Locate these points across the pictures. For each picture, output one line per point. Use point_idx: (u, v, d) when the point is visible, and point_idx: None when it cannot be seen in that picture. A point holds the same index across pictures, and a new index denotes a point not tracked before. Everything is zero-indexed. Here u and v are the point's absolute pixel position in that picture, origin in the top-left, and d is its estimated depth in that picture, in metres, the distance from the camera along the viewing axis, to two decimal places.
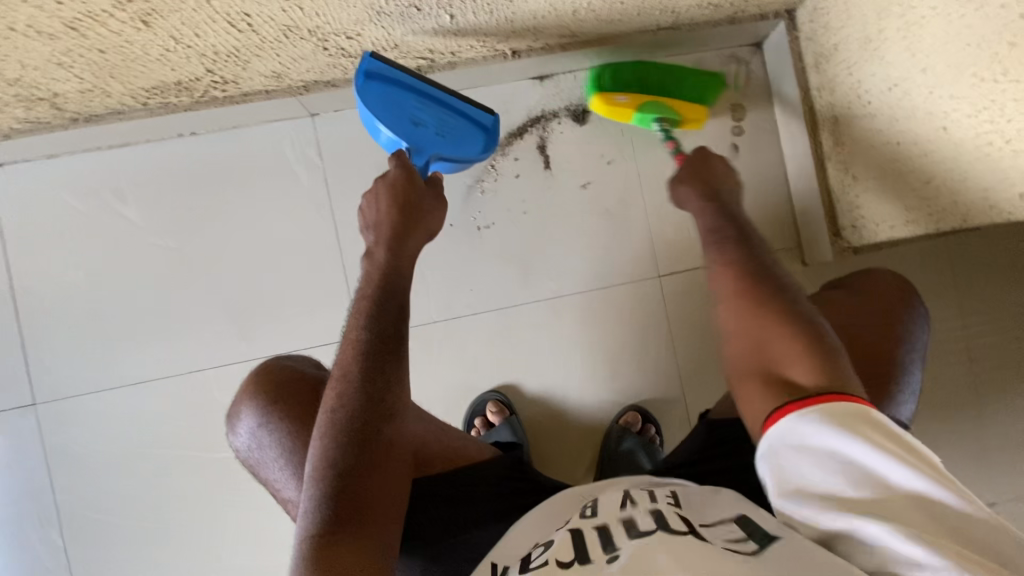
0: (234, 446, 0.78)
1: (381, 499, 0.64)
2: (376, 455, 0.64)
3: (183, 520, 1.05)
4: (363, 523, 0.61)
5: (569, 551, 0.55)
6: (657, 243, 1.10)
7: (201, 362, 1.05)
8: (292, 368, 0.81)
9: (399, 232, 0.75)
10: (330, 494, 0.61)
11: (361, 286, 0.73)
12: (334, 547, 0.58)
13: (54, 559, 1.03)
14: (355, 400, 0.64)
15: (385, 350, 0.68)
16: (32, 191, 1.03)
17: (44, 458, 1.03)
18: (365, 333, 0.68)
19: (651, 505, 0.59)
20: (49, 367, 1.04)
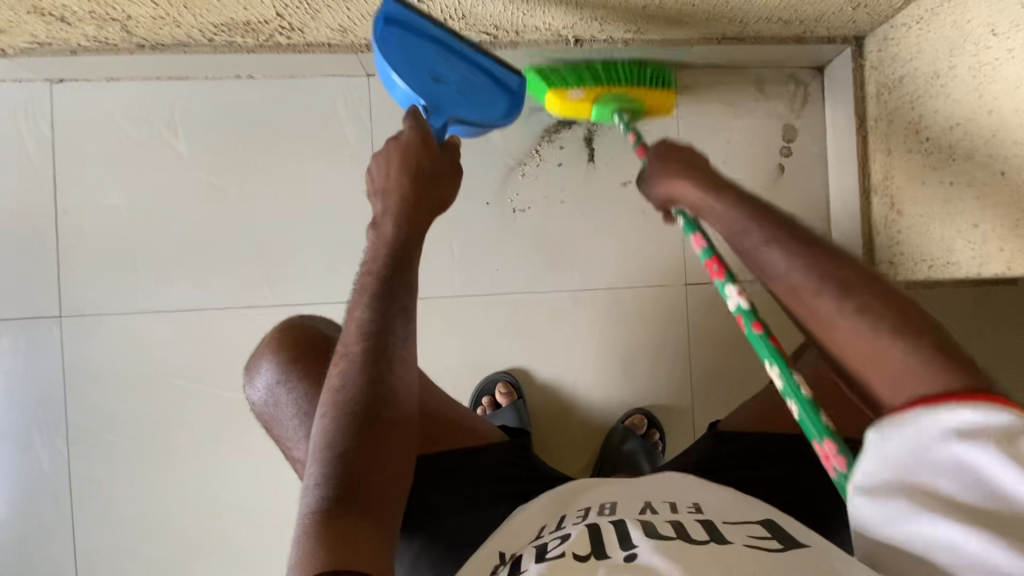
0: (250, 399, 0.80)
1: (384, 479, 0.62)
2: (379, 434, 0.63)
3: (183, 451, 1.06)
4: (368, 502, 0.59)
5: (584, 546, 0.52)
6: (689, 251, 1.09)
7: (225, 301, 1.07)
8: (311, 328, 0.82)
9: (412, 205, 0.73)
10: (335, 465, 0.59)
11: (367, 259, 0.72)
12: (338, 523, 0.56)
13: (57, 470, 1.05)
14: (359, 376, 0.64)
15: (391, 325, 0.67)
16: (88, 110, 1.06)
17: (61, 369, 1.06)
18: (370, 311, 0.67)
19: (669, 514, 0.57)
20: (79, 282, 1.06)
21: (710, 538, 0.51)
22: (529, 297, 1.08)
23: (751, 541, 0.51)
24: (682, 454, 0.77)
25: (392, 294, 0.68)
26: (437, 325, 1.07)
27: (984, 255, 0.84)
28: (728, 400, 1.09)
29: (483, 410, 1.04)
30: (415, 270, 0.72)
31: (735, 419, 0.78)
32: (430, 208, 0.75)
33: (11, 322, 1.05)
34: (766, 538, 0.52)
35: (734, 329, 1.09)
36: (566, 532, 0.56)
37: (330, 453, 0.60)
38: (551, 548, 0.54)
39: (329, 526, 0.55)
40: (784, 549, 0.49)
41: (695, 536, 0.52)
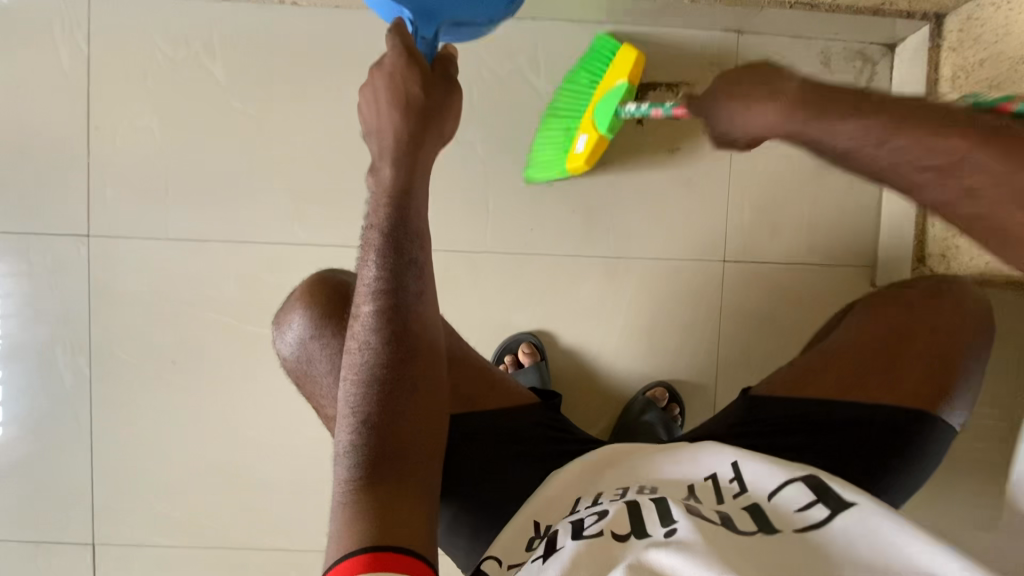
0: (279, 355, 0.79)
1: (416, 439, 0.62)
2: (403, 396, 0.62)
3: (202, 381, 1.07)
4: (402, 464, 0.59)
5: (624, 525, 0.51)
6: (730, 228, 1.06)
7: (253, 235, 1.05)
8: (334, 285, 0.79)
9: (412, 148, 0.65)
10: (363, 434, 0.59)
11: (370, 211, 0.67)
12: (374, 490, 0.56)
13: (78, 389, 1.06)
14: (377, 340, 0.63)
15: (405, 284, 0.65)
16: (126, 26, 1.02)
17: (87, 289, 1.05)
18: (379, 271, 0.65)
19: (716, 500, 0.56)
20: (108, 204, 1.05)
21: (758, 529, 0.50)
22: (561, 260, 1.05)
23: (801, 520, 0.51)
24: (711, 428, 0.75)
25: (401, 250, 0.66)
26: (467, 278, 1.05)
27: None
28: (753, 381, 1.07)
29: (505, 367, 1.04)
30: (424, 220, 0.68)
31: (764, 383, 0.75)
32: (434, 141, 0.66)
33: (37, 237, 1.04)
34: (811, 508, 0.52)
35: (768, 310, 1.07)
36: (603, 509, 0.55)
37: (358, 422, 0.60)
38: (588, 526, 0.52)
39: (366, 497, 0.55)
40: (829, 522, 0.49)
41: (741, 525, 0.51)
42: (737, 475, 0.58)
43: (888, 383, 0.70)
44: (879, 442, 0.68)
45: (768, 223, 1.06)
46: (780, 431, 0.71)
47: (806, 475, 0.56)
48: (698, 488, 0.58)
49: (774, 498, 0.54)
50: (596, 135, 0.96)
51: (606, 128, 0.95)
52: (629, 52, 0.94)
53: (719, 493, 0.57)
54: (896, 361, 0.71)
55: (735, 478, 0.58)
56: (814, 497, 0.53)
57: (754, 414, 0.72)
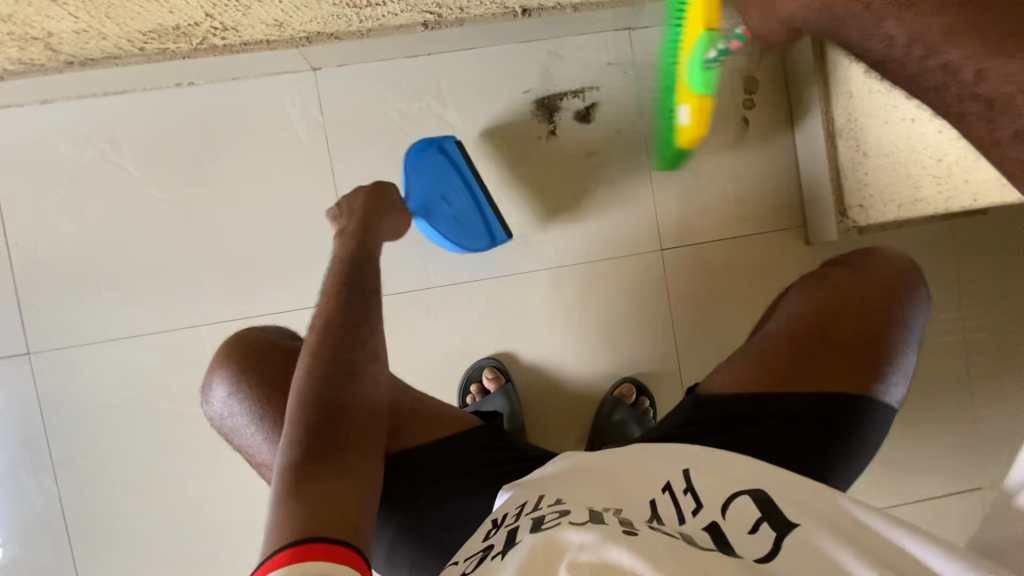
0: (207, 415, 0.79)
1: (355, 440, 0.67)
2: (346, 400, 0.68)
3: (175, 473, 1.05)
4: (340, 459, 0.64)
5: (580, 516, 0.52)
6: (661, 217, 1.08)
7: (196, 318, 1.04)
8: (261, 337, 0.82)
9: (363, 226, 0.84)
10: (304, 431, 0.65)
11: (334, 259, 0.82)
12: (312, 480, 0.61)
13: (51, 508, 1.04)
14: (325, 351, 0.71)
15: (350, 314, 0.74)
16: (26, 138, 1.01)
17: (38, 406, 1.04)
18: (333, 297, 0.76)
19: (678, 523, 0.54)
20: (43, 317, 1.03)
21: (718, 549, 0.49)
22: (505, 280, 1.07)
23: (752, 546, 0.51)
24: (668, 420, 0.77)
25: (355, 281, 0.78)
26: (418, 316, 1.06)
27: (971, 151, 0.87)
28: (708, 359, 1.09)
29: (472, 397, 1.04)
30: (375, 262, 0.81)
31: (710, 382, 0.75)
32: (381, 230, 0.85)
33: None
34: (761, 533, 0.52)
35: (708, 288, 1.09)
36: (564, 507, 0.55)
37: (296, 424, 0.65)
38: (547, 519, 0.53)
39: (298, 491, 0.60)
40: (772, 554, 0.49)
41: (701, 543, 0.50)
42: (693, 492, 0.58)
43: (820, 368, 0.71)
44: (826, 416, 0.70)
45: (695, 205, 1.09)
46: (734, 410, 0.71)
47: (754, 492, 0.57)
48: (660, 503, 0.57)
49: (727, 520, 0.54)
50: (697, 102, 0.92)
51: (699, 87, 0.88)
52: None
53: (679, 508, 0.56)
54: (833, 342, 0.72)
55: (691, 493, 0.58)
56: (760, 517, 0.54)
57: (703, 399, 0.73)
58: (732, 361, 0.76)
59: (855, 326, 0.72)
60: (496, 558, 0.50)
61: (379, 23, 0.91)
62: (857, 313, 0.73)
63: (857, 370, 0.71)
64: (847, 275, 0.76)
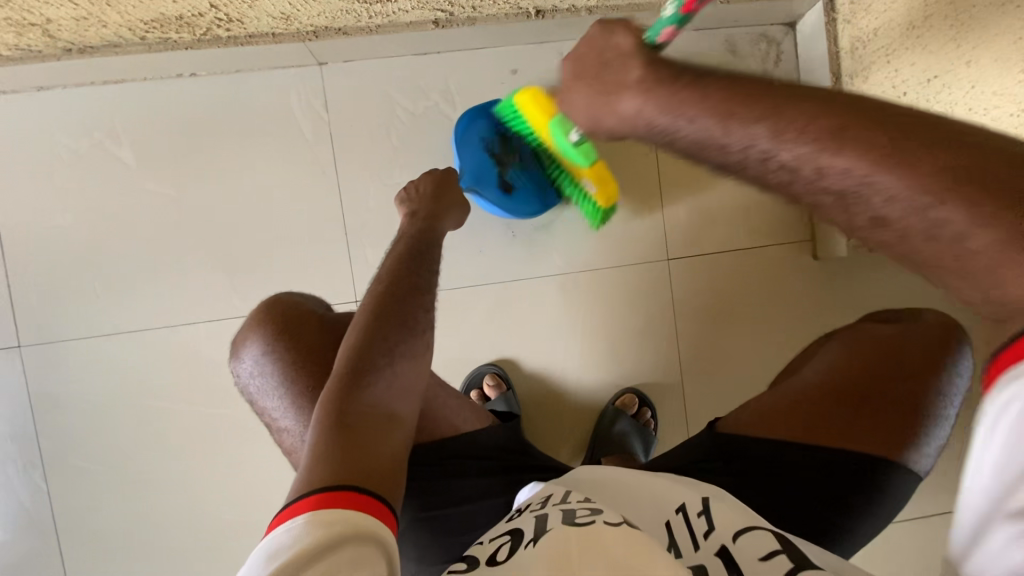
0: (233, 370, 0.77)
1: (395, 406, 0.66)
2: (396, 365, 0.68)
3: (167, 471, 1.03)
4: (380, 420, 0.63)
5: (615, 514, 0.54)
6: (670, 227, 1.07)
7: (193, 316, 1.02)
8: (304, 302, 0.81)
9: (429, 212, 0.85)
10: (348, 382, 0.64)
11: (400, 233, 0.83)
12: (350, 431, 0.60)
13: (39, 503, 1.02)
14: (383, 312, 0.70)
15: (415, 283, 0.75)
16: (20, 125, 0.98)
17: (28, 399, 1.01)
18: (398, 263, 0.76)
19: (694, 546, 0.54)
20: (35, 309, 1.01)
21: None
22: (508, 287, 1.05)
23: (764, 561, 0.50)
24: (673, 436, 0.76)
25: (419, 253, 0.79)
26: None
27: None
28: (716, 395, 1.08)
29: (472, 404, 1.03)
30: (438, 242, 0.82)
31: (732, 419, 0.74)
32: (446, 224, 0.86)
33: None
34: (775, 558, 0.50)
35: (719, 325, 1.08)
36: (595, 505, 0.57)
37: (343, 371, 0.64)
38: (580, 515, 0.54)
39: (340, 434, 0.60)
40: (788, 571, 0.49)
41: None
42: (704, 511, 0.58)
43: (848, 428, 0.69)
44: (846, 485, 0.68)
45: (705, 217, 1.07)
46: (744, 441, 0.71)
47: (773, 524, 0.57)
48: (674, 530, 0.57)
49: (739, 541, 0.53)
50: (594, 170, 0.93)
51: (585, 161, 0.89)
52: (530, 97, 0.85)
53: (692, 533, 0.56)
54: (865, 398, 0.70)
55: (704, 515, 0.58)
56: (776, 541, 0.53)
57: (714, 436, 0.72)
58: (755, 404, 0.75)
59: (893, 387, 0.70)
60: (527, 546, 0.51)
61: (389, 20, 0.88)
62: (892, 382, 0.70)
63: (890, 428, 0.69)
64: (888, 344, 0.73)
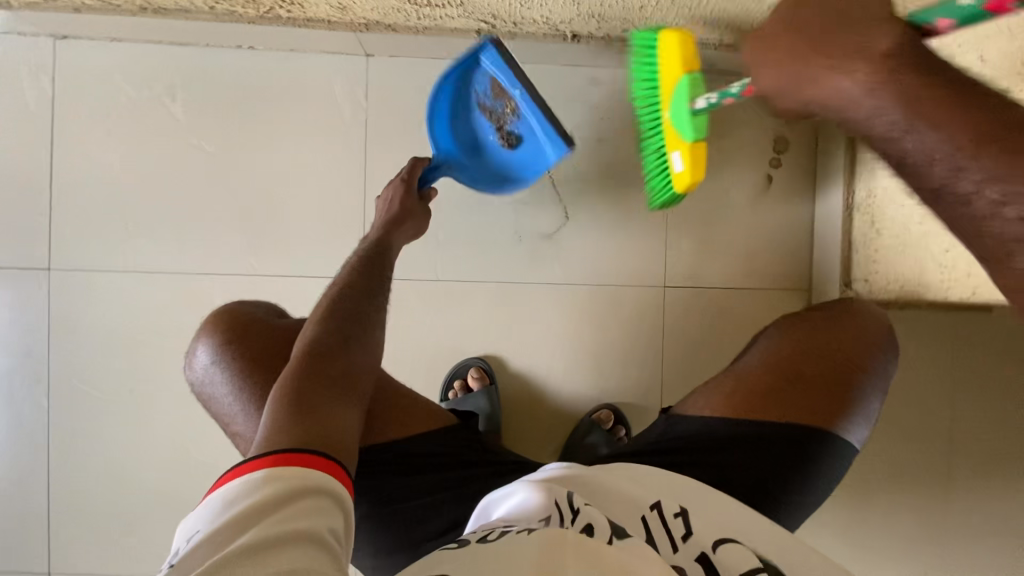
0: (188, 372, 0.83)
1: (350, 384, 0.70)
2: (350, 348, 0.73)
3: (159, 408, 1.09)
4: (335, 394, 0.68)
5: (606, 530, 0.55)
6: (671, 256, 1.11)
7: (210, 267, 1.09)
8: (256, 312, 0.86)
9: (395, 220, 0.90)
10: (307, 361, 0.69)
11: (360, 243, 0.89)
12: (306, 400, 0.65)
13: (38, 419, 1.08)
14: (340, 307, 0.77)
15: (372, 286, 0.81)
16: (89, 70, 1.07)
17: (47, 319, 1.08)
18: (354, 269, 0.83)
19: (669, 548, 0.58)
20: (69, 238, 1.08)
21: None
22: (506, 287, 1.10)
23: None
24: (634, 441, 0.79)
25: (377, 259, 0.85)
26: (418, 305, 1.10)
27: (977, 278, 0.79)
28: None
29: (455, 392, 1.07)
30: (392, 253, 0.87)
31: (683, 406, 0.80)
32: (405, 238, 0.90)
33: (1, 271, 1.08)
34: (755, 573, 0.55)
35: (706, 354, 1.11)
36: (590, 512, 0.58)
37: (298, 359, 0.69)
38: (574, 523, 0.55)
39: (298, 405, 0.64)
40: None
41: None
42: (684, 516, 0.62)
43: (784, 403, 0.76)
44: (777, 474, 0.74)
45: (704, 253, 1.11)
46: (697, 428, 0.76)
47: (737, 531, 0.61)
48: (651, 524, 0.60)
49: (717, 547, 0.58)
50: (687, 147, 0.86)
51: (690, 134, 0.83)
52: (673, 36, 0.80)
53: (670, 534, 0.59)
54: (800, 377, 0.76)
55: (682, 519, 0.61)
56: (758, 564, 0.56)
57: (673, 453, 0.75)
58: (711, 385, 0.80)
59: (823, 364, 0.76)
60: (522, 533, 0.52)
61: (436, 23, 0.95)
62: (835, 363, 0.77)
63: (819, 401, 0.75)
64: (824, 324, 0.79)
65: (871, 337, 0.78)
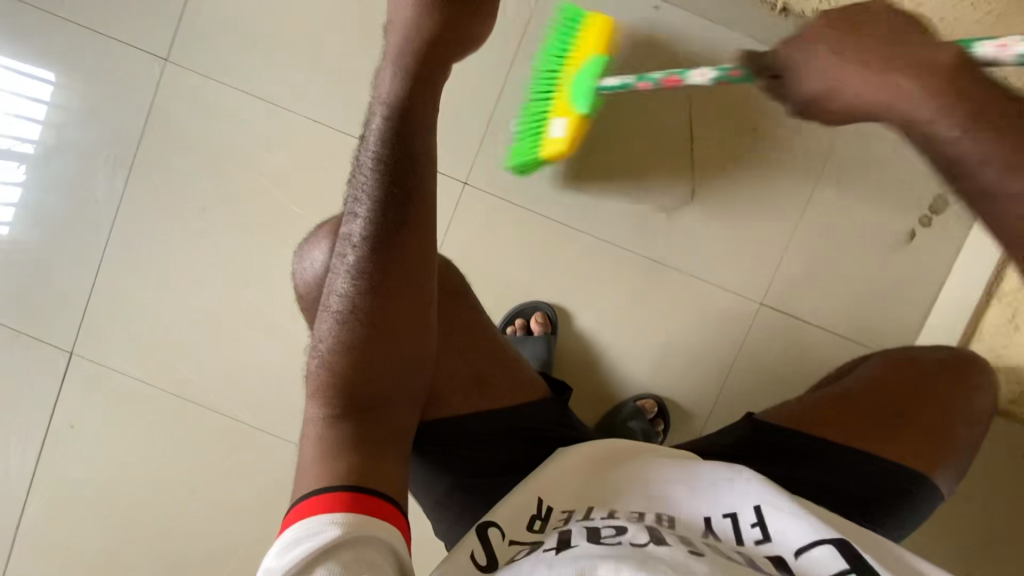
0: (296, 274, 0.72)
1: (391, 387, 0.57)
2: (384, 333, 0.58)
3: (223, 234, 1.06)
4: (375, 407, 0.56)
5: (642, 534, 0.50)
6: (779, 275, 1.04)
7: (320, 116, 1.05)
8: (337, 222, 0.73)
9: (414, 60, 0.62)
10: (335, 375, 0.56)
11: (367, 155, 0.62)
12: (339, 433, 0.53)
13: (107, 203, 1.07)
14: (364, 277, 0.58)
15: (403, 227, 0.60)
16: None
17: (148, 110, 1.06)
18: (367, 218, 0.60)
19: (738, 549, 0.52)
20: (196, 36, 1.05)
21: None
22: (602, 244, 1.04)
23: None
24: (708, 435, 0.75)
25: (396, 181, 0.60)
26: (509, 228, 1.05)
27: None
28: None
29: (513, 329, 1.03)
30: (418, 163, 0.61)
31: (772, 413, 0.74)
32: (433, 87, 0.63)
33: (115, 43, 1.05)
34: (843, 575, 0.49)
35: (775, 388, 1.04)
36: (621, 523, 0.52)
37: (321, 379, 0.56)
38: (605, 535, 0.50)
39: (331, 444, 0.52)
40: None
41: (766, 574, 0.49)
42: (758, 522, 0.55)
43: (887, 437, 0.70)
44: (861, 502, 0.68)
45: (814, 282, 1.04)
46: (793, 446, 0.70)
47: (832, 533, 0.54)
48: (717, 527, 0.55)
49: (799, 558, 0.51)
50: (576, 118, 0.93)
51: (584, 106, 0.91)
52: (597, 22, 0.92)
53: (740, 535, 0.54)
54: (903, 411, 0.72)
55: (757, 525, 0.55)
56: (844, 564, 0.50)
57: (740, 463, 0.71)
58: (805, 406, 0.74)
59: (927, 403, 0.72)
60: (547, 552, 0.48)
61: None
62: (944, 397, 0.73)
63: (921, 439, 0.71)
64: (918, 362, 0.77)
65: (968, 376, 0.76)
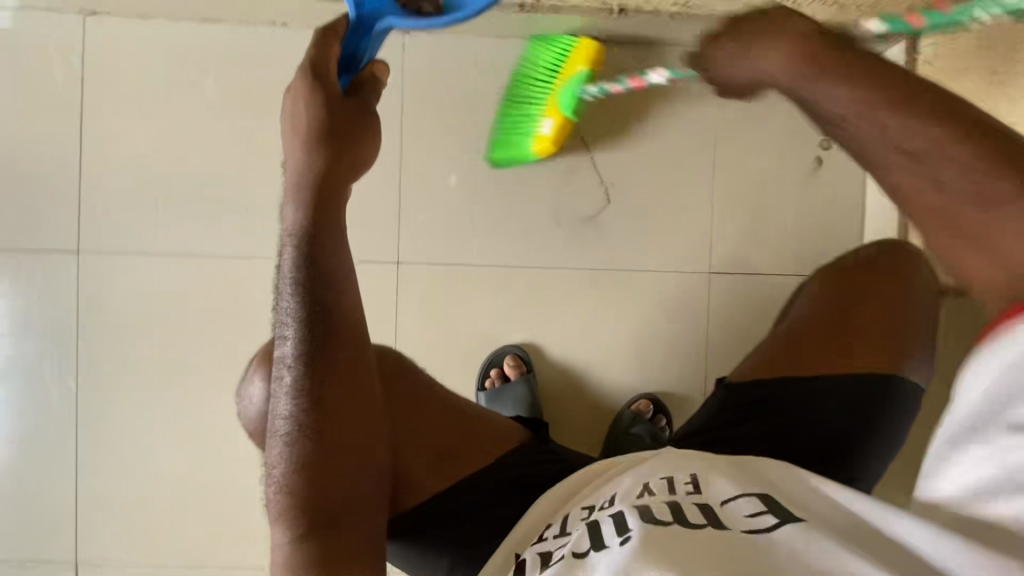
0: (242, 407, 0.72)
1: (352, 495, 0.58)
2: (335, 447, 0.58)
3: (187, 393, 1.06)
4: (339, 521, 0.57)
5: (583, 542, 0.49)
6: (716, 241, 1.07)
7: (241, 249, 1.07)
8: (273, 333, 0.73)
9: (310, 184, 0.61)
10: (293, 499, 0.56)
11: (287, 277, 0.62)
12: (307, 554, 0.54)
13: (65, 405, 1.06)
14: (305, 397, 0.59)
15: (334, 342, 0.61)
16: (117, 49, 1.06)
17: (76, 303, 1.06)
18: (297, 340, 0.60)
19: (669, 497, 0.52)
20: (99, 218, 1.07)
21: (709, 523, 0.47)
22: (548, 271, 1.06)
23: (753, 525, 0.46)
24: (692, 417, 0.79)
25: (318, 300, 0.61)
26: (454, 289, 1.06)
27: None
28: None
29: (490, 381, 1.04)
30: (336, 280, 0.62)
31: (738, 373, 0.79)
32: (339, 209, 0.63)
33: (27, 254, 1.06)
34: (761, 515, 0.47)
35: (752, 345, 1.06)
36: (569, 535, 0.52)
37: (283, 501, 0.56)
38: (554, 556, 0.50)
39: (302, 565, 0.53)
40: (778, 525, 0.45)
41: (692, 519, 0.48)
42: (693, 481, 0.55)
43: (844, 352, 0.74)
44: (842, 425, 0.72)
45: (751, 236, 1.07)
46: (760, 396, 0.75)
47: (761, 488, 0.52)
48: (653, 485, 0.55)
49: (726, 504, 0.50)
50: (562, 118, 0.99)
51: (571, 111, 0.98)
52: (587, 44, 0.95)
53: (672, 488, 0.54)
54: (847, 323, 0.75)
55: (691, 483, 0.54)
56: (763, 508, 0.48)
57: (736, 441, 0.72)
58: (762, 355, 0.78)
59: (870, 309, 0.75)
60: None
61: None
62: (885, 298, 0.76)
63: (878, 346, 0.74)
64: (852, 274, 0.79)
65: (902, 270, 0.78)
